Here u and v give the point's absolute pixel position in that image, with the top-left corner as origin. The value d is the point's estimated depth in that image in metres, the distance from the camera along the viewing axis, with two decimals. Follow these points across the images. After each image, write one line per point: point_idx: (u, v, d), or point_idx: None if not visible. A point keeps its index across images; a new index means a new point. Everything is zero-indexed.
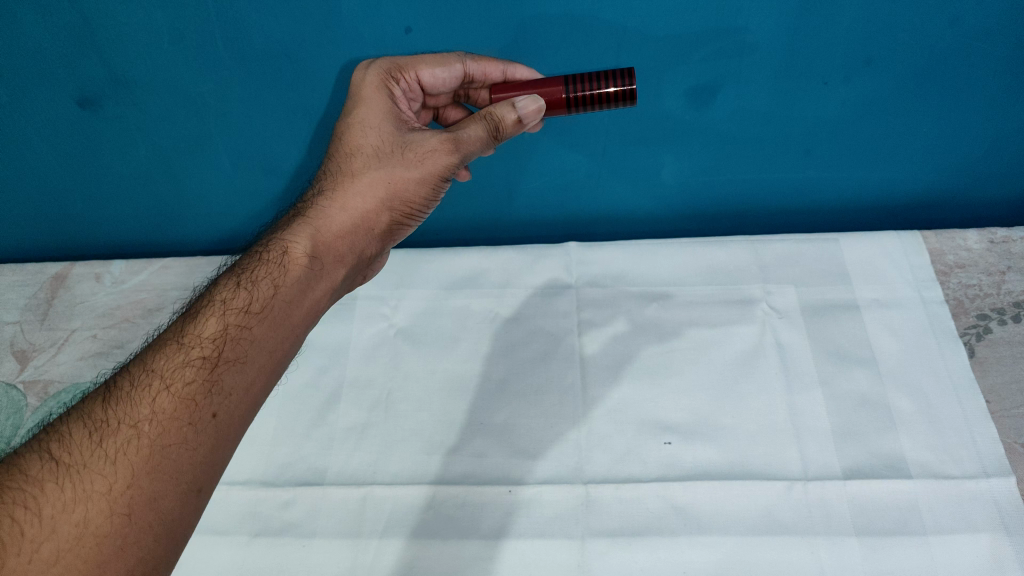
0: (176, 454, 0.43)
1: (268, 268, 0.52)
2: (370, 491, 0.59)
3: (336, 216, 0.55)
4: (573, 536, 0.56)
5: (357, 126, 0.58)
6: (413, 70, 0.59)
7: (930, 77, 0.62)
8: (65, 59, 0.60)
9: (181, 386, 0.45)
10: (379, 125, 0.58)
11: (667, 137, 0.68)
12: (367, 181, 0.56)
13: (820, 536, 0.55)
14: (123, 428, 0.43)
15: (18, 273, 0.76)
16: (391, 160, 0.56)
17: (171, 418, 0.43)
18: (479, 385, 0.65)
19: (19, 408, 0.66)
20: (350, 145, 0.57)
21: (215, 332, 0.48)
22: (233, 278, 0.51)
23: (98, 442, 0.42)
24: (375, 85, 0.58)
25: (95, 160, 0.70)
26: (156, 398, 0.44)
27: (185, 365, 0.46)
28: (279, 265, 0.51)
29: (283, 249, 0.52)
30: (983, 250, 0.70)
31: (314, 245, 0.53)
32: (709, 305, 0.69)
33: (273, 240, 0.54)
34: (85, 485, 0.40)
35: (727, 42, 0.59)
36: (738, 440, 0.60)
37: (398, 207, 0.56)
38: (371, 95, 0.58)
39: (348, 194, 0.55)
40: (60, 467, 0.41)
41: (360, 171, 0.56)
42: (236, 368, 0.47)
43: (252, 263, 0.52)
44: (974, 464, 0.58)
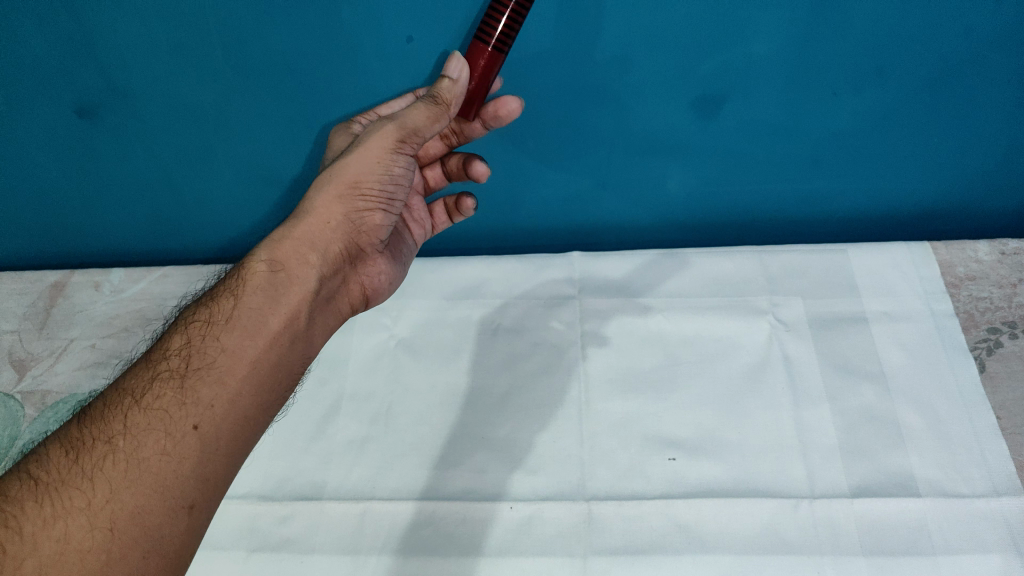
0: (155, 466, 0.43)
1: (233, 282, 0.52)
2: (369, 507, 0.59)
3: (295, 221, 0.54)
4: (575, 554, 0.55)
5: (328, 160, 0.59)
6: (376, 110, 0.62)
7: (941, 86, 0.61)
8: (62, 68, 0.60)
9: (153, 399, 0.45)
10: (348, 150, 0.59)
11: (673, 147, 0.67)
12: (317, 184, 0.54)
13: (827, 556, 0.54)
14: (99, 444, 0.44)
15: (17, 281, 0.76)
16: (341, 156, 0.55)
17: (146, 431, 0.44)
18: (480, 397, 0.65)
19: (17, 420, 0.65)
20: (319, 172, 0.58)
21: (180, 346, 0.49)
22: (205, 299, 0.52)
23: (74, 459, 0.43)
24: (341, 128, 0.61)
25: (94, 170, 0.69)
26: (130, 413, 0.45)
27: (153, 379, 0.47)
28: (240, 278, 0.52)
29: (245, 265, 0.53)
30: (993, 261, 0.69)
31: (276, 251, 0.53)
32: (714, 318, 0.68)
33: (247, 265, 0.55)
34: (65, 501, 0.41)
35: (736, 52, 0.58)
36: (744, 456, 0.59)
37: (355, 193, 0.54)
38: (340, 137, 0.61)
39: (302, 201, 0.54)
40: (40, 485, 0.42)
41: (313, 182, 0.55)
42: (208, 376, 0.47)
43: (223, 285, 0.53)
44: (984, 482, 0.56)
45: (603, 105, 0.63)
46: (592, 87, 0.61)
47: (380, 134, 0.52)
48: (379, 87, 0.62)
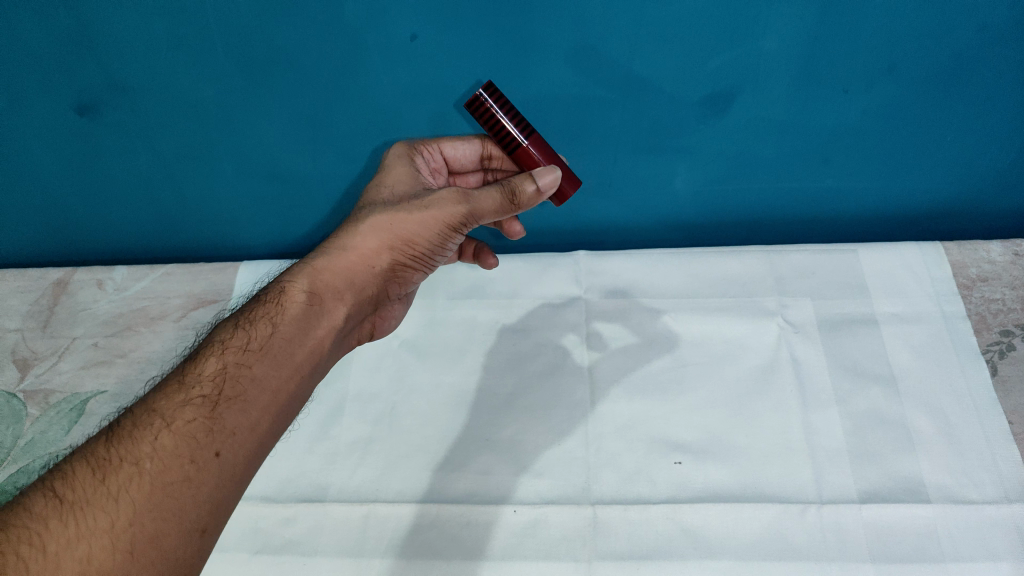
0: (179, 491, 0.41)
1: (269, 308, 0.51)
2: (373, 509, 0.58)
3: (341, 258, 0.54)
4: (579, 559, 0.54)
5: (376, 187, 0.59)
6: (438, 143, 0.62)
7: (955, 83, 0.60)
8: (64, 65, 0.59)
9: (183, 423, 0.44)
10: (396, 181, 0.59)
11: (681, 145, 0.66)
12: (369, 226, 0.55)
13: (835, 562, 0.53)
14: (125, 465, 0.41)
15: (21, 279, 0.76)
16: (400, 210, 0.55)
17: (173, 455, 0.42)
18: (485, 399, 0.64)
19: (20, 418, 0.64)
20: (366, 200, 0.58)
21: (214, 371, 0.47)
22: (236, 323, 0.50)
23: (100, 479, 0.41)
24: (398, 155, 0.61)
25: (96, 167, 0.69)
26: (158, 435, 0.43)
27: (185, 404, 0.45)
28: (277, 304, 0.51)
29: (282, 289, 0.52)
30: (1007, 262, 0.68)
31: (317, 283, 0.53)
32: (723, 319, 0.67)
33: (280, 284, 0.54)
34: (88, 521, 0.39)
35: (745, 49, 0.57)
36: (751, 460, 0.59)
37: (402, 248, 0.55)
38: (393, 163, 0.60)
39: (350, 237, 0.55)
40: (64, 504, 0.40)
41: (363, 217, 0.56)
42: (239, 406, 0.45)
43: (256, 305, 0.52)
44: (995, 488, 0.55)
45: (611, 103, 0.62)
46: (599, 86, 0.61)
47: (449, 208, 0.54)
48: (383, 85, 0.61)
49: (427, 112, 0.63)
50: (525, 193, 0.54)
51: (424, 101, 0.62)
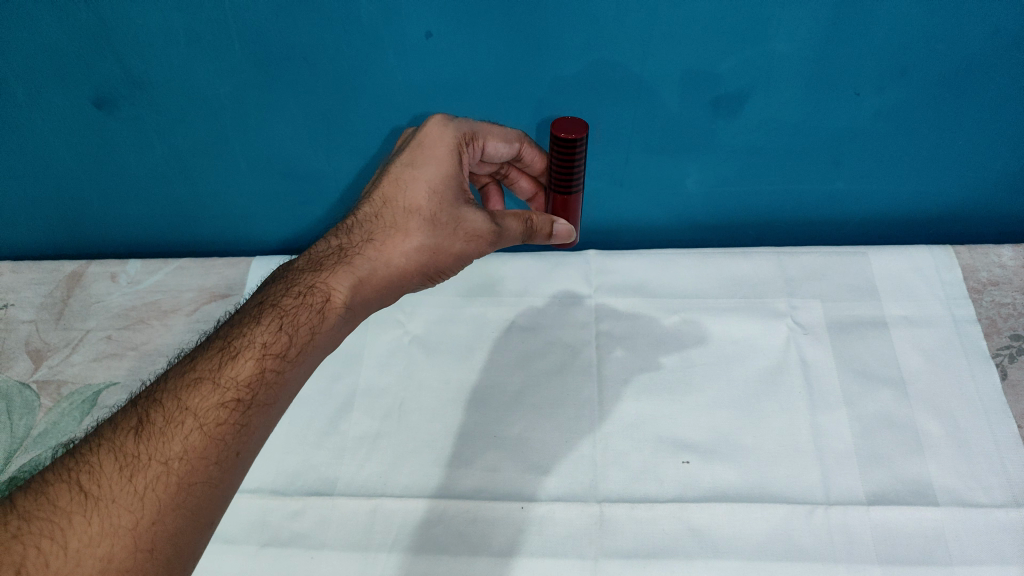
0: (200, 492, 0.43)
1: (308, 314, 0.51)
2: (381, 503, 0.58)
3: (379, 270, 0.54)
4: (586, 556, 0.54)
5: (421, 180, 0.57)
6: (485, 142, 0.60)
7: (967, 88, 0.60)
8: (81, 59, 0.60)
9: (215, 425, 0.45)
10: (437, 181, 0.57)
11: (692, 146, 0.66)
12: (416, 244, 0.55)
13: (842, 563, 0.53)
14: (154, 464, 0.43)
15: (35, 270, 0.76)
16: (444, 233, 0.56)
17: (200, 457, 0.44)
18: (494, 396, 0.64)
19: (32, 409, 0.65)
20: (412, 199, 0.56)
21: (251, 376, 0.47)
22: (271, 319, 0.50)
23: (128, 477, 0.42)
24: (450, 147, 0.58)
25: (111, 160, 0.69)
26: (188, 434, 0.44)
27: (219, 406, 0.46)
28: (318, 312, 0.51)
29: (325, 295, 0.52)
30: (1017, 267, 0.68)
31: (354, 293, 0.53)
32: (733, 320, 0.67)
33: (313, 282, 0.53)
34: (112, 520, 0.40)
35: (757, 52, 0.58)
36: (759, 460, 0.59)
37: (429, 270, 0.57)
38: (442, 156, 0.57)
39: (395, 250, 0.55)
40: (90, 500, 0.41)
41: (413, 231, 0.55)
42: (265, 412, 0.47)
43: (291, 305, 0.51)
44: (1004, 492, 0.55)
45: (623, 104, 0.62)
46: (612, 87, 0.61)
47: (480, 246, 0.57)
48: (396, 83, 0.61)
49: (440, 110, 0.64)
50: (543, 233, 0.60)
51: (438, 99, 0.62)
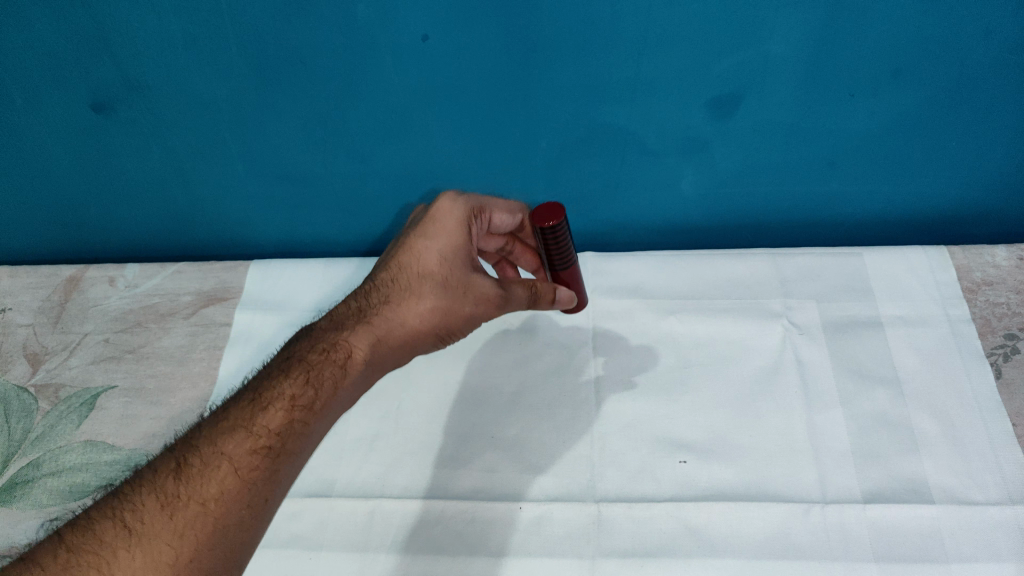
0: (233, 532, 0.45)
1: (331, 369, 0.52)
2: (378, 505, 0.58)
3: (395, 330, 0.55)
4: (583, 556, 0.55)
5: (434, 247, 0.58)
6: (492, 213, 0.60)
7: (960, 89, 0.61)
8: (78, 63, 0.60)
9: (248, 470, 0.47)
10: (448, 250, 0.57)
11: (688, 148, 0.66)
12: (429, 308, 0.56)
13: (838, 561, 0.53)
14: (192, 503, 0.45)
15: (32, 275, 0.76)
16: (455, 298, 0.56)
17: (234, 499, 0.46)
18: (491, 397, 0.64)
19: (30, 412, 0.65)
20: (425, 266, 0.57)
21: (280, 425, 0.49)
22: (297, 371, 0.51)
23: (167, 515, 0.44)
24: (459, 218, 0.58)
25: (108, 164, 0.70)
26: (223, 477, 0.46)
27: (250, 453, 0.47)
28: (339, 368, 0.52)
29: (347, 352, 0.53)
30: (1011, 267, 0.69)
31: (373, 349, 0.54)
32: (728, 321, 0.68)
33: (336, 338, 0.54)
34: (154, 555, 0.43)
35: (751, 54, 0.58)
36: (755, 460, 0.59)
37: (442, 333, 0.57)
38: (453, 226, 0.58)
39: (411, 313, 0.56)
40: (133, 535, 0.43)
41: (427, 295, 0.56)
42: (293, 461, 0.48)
43: (316, 360, 0.52)
44: (999, 490, 0.56)
45: (619, 106, 0.63)
46: (607, 89, 0.61)
47: (491, 310, 0.58)
48: (392, 86, 0.62)
49: (437, 113, 0.64)
50: (547, 299, 0.60)
51: (435, 101, 0.63)
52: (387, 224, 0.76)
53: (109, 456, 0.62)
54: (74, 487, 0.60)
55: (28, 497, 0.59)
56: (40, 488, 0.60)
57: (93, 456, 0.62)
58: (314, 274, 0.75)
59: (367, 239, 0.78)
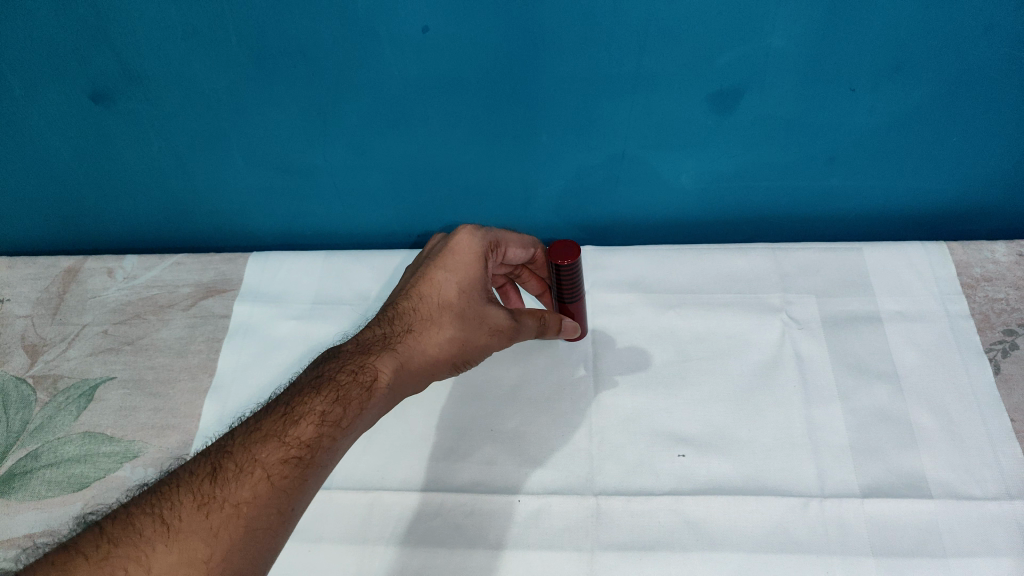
0: (262, 537, 0.46)
1: (357, 390, 0.52)
2: (377, 497, 0.58)
3: (417, 356, 0.55)
4: (582, 549, 0.55)
5: (454, 279, 0.58)
6: (506, 245, 0.62)
7: (961, 84, 0.61)
8: (78, 53, 0.60)
9: (279, 477, 0.47)
10: (466, 282, 0.59)
11: (688, 142, 0.66)
12: (449, 335, 0.57)
13: (836, 555, 0.53)
14: (227, 505, 0.46)
15: (30, 266, 0.76)
16: (472, 327, 0.57)
17: (264, 505, 0.47)
18: (491, 391, 0.64)
19: (28, 403, 0.65)
20: (446, 295, 0.58)
21: (310, 437, 0.49)
22: (326, 390, 0.52)
23: (204, 514, 0.46)
24: (476, 252, 0.60)
25: (107, 155, 0.69)
26: (256, 483, 0.47)
27: (281, 461, 0.48)
28: (366, 390, 0.52)
29: (372, 375, 0.53)
30: (1011, 262, 0.69)
31: (397, 373, 0.54)
32: (727, 315, 0.68)
33: (361, 360, 0.54)
34: (189, 550, 0.44)
35: (751, 48, 0.58)
36: (754, 454, 0.59)
37: (459, 360, 0.58)
38: (469, 260, 0.59)
39: (431, 341, 0.56)
40: (170, 532, 0.45)
41: (446, 323, 0.57)
42: (320, 474, 0.49)
43: (343, 381, 0.52)
44: (997, 485, 0.56)
45: (620, 99, 0.62)
46: (608, 82, 0.61)
47: (503, 341, 0.58)
48: (392, 78, 0.61)
49: (437, 104, 0.64)
50: (553, 331, 0.61)
51: (435, 94, 0.63)
52: (387, 216, 0.76)
53: (107, 448, 0.62)
54: (72, 479, 0.60)
55: (26, 488, 0.60)
56: (38, 480, 0.60)
57: (92, 448, 0.62)
58: (313, 266, 0.74)
59: (367, 231, 0.78)
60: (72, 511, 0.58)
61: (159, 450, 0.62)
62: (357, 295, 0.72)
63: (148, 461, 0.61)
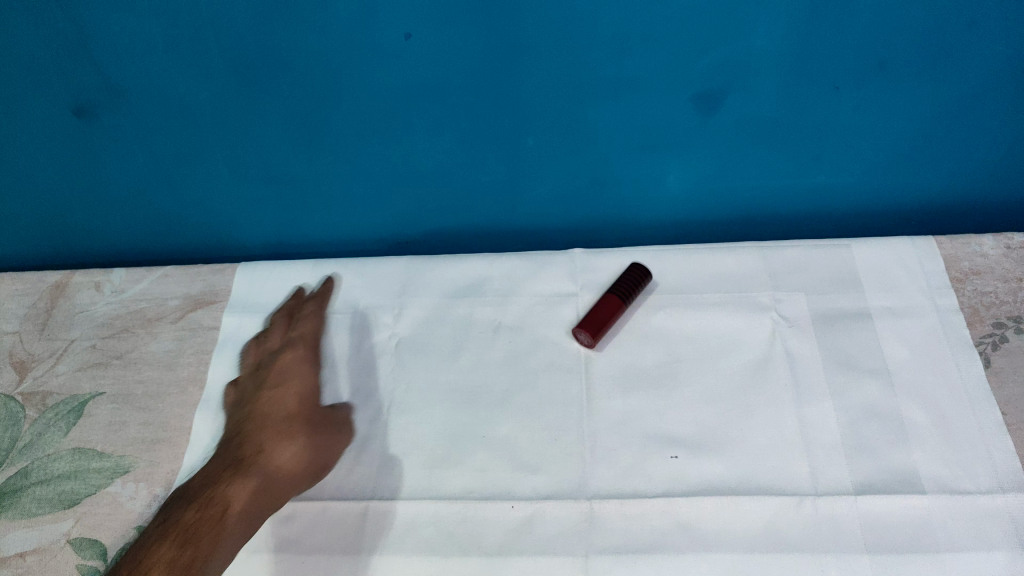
0: None
1: (208, 528, 0.54)
2: (370, 506, 0.58)
3: (269, 477, 0.58)
4: (576, 554, 0.54)
5: (287, 390, 0.64)
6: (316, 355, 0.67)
7: (944, 78, 0.61)
8: (60, 67, 0.60)
9: None
10: (305, 392, 0.64)
11: (674, 143, 0.66)
12: (292, 450, 0.60)
13: (830, 553, 0.53)
14: None
15: (17, 282, 0.76)
16: (307, 442, 0.61)
17: None
18: (482, 396, 0.64)
19: (17, 420, 0.65)
20: (281, 406, 0.63)
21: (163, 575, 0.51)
22: (172, 539, 0.54)
23: None
24: (312, 362, 0.66)
25: (92, 168, 0.69)
26: None
27: None
28: (217, 528, 0.54)
29: (222, 507, 0.56)
30: (998, 256, 0.69)
31: (251, 499, 0.57)
32: (717, 314, 0.67)
33: (211, 493, 0.56)
34: None
35: (735, 48, 0.58)
36: (746, 454, 0.59)
37: (311, 459, 0.60)
38: (301, 366, 0.66)
39: (277, 460, 0.59)
40: None
41: (291, 440, 0.61)
42: None
43: (191, 519, 0.55)
44: (989, 479, 0.56)
45: (604, 102, 0.62)
46: (592, 85, 0.61)
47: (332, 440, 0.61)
48: (377, 86, 0.61)
49: (422, 111, 0.63)
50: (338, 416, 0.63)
51: (419, 101, 0.62)
52: (375, 224, 0.75)
53: (98, 464, 0.62)
54: (63, 496, 0.60)
55: (16, 506, 0.59)
56: (29, 498, 0.60)
57: (82, 464, 0.62)
58: (300, 275, 0.73)
59: (354, 239, 0.77)
60: (63, 528, 0.58)
61: (150, 465, 0.62)
62: (346, 304, 0.71)
63: (139, 476, 0.61)
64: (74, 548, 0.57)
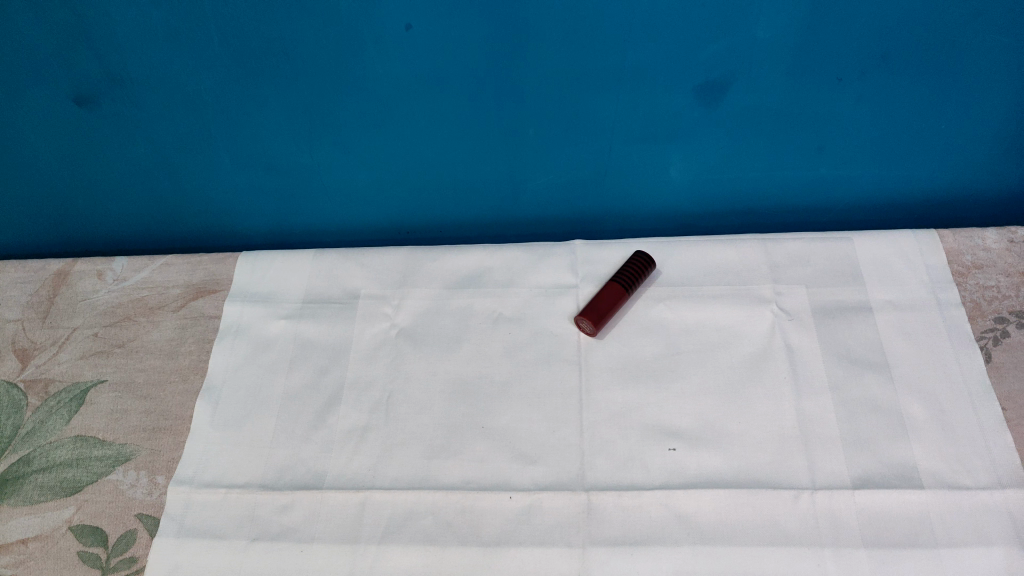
0: None
1: (50, 522, 0.58)
2: (369, 496, 0.58)
3: (100, 489, 0.60)
4: (573, 545, 0.55)
5: (143, 398, 0.66)
6: (183, 366, 0.68)
7: (948, 71, 0.60)
8: (60, 56, 0.60)
9: None
10: (148, 403, 0.65)
11: (675, 134, 0.66)
12: (122, 464, 0.61)
13: (827, 547, 0.53)
14: None
15: (19, 269, 0.76)
16: (131, 456, 0.62)
17: None
18: (481, 386, 0.64)
19: (20, 408, 0.65)
20: (133, 410, 0.65)
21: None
22: (80, 530, 0.58)
23: None
24: (103, 365, 0.68)
25: (94, 156, 0.69)
26: None
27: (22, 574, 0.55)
28: (52, 520, 0.58)
29: (58, 497, 0.59)
30: (1001, 249, 0.69)
31: (87, 503, 0.59)
32: (717, 307, 0.67)
33: (79, 489, 0.60)
34: None
35: (737, 39, 0.58)
36: (745, 447, 0.59)
37: (136, 470, 0.61)
38: (106, 373, 0.68)
39: (114, 472, 0.61)
40: None
41: (125, 452, 0.62)
42: None
43: (58, 510, 0.59)
44: (988, 474, 0.56)
45: (605, 93, 0.62)
46: (593, 75, 0.61)
47: (160, 457, 0.62)
48: (377, 76, 0.61)
49: (422, 102, 0.63)
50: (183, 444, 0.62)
51: (420, 91, 0.62)
52: (376, 214, 0.75)
53: (99, 452, 0.62)
54: (65, 482, 0.60)
55: (19, 492, 0.60)
56: (31, 483, 0.60)
57: (84, 451, 0.62)
58: (300, 265, 0.73)
59: (355, 228, 0.77)
60: (65, 515, 0.58)
61: (151, 453, 0.62)
62: (347, 294, 0.71)
63: (142, 463, 0.61)
64: (74, 534, 0.57)
